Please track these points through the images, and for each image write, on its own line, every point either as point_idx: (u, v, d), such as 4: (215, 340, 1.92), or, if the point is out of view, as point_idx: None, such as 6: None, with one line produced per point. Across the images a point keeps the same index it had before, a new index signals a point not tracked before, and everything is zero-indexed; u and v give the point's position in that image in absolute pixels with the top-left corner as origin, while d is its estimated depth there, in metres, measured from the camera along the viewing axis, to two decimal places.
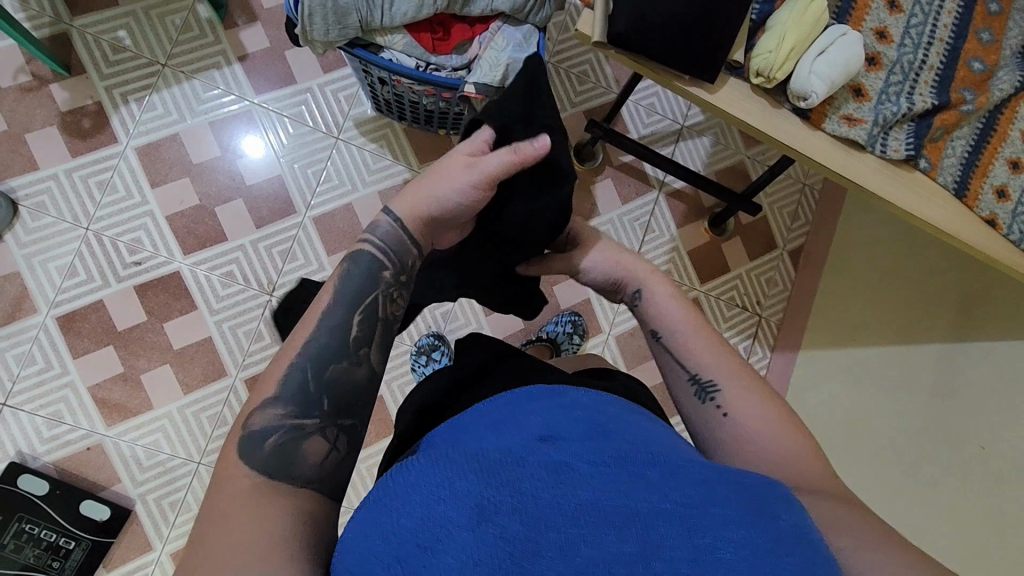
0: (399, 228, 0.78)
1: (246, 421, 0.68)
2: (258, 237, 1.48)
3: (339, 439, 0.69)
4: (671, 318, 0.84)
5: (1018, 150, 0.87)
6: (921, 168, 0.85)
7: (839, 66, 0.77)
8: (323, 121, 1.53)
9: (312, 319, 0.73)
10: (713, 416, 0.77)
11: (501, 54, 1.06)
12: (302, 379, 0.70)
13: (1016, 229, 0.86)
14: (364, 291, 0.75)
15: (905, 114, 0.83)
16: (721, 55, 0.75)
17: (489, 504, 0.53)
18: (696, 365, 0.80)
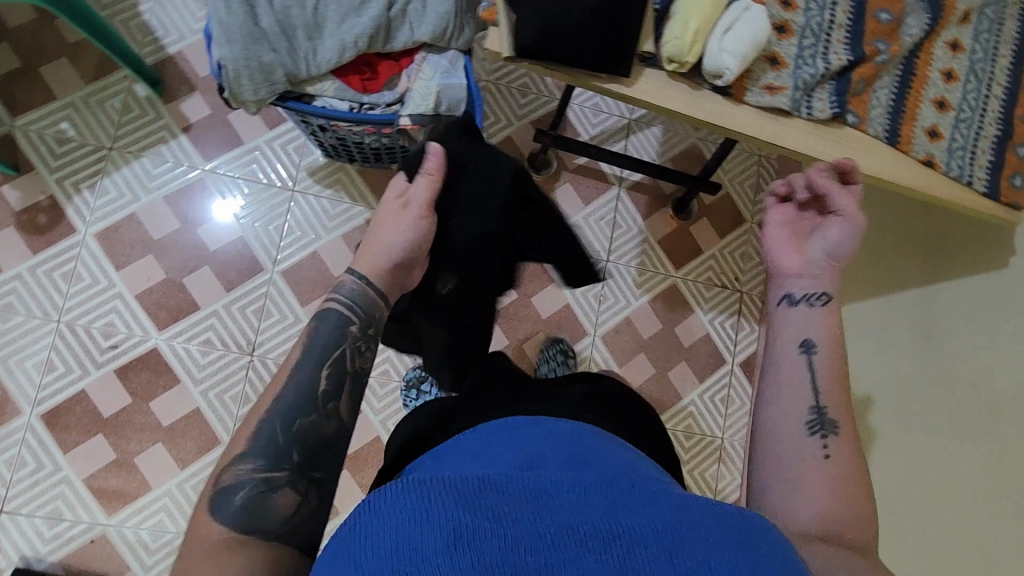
0: (364, 284, 0.87)
1: (219, 476, 0.72)
2: (229, 300, 1.49)
3: (307, 493, 0.73)
4: (823, 337, 0.79)
5: (940, 90, 0.89)
6: (850, 123, 0.86)
7: (748, 39, 0.78)
8: (276, 176, 1.54)
9: (284, 374, 0.79)
10: (814, 451, 0.73)
11: (430, 83, 1.08)
12: (271, 434, 0.74)
13: (952, 165, 0.88)
14: (331, 346, 0.82)
15: (823, 74, 0.85)
16: (629, 49, 0.77)
17: (466, 529, 0.51)
18: (827, 400, 0.75)
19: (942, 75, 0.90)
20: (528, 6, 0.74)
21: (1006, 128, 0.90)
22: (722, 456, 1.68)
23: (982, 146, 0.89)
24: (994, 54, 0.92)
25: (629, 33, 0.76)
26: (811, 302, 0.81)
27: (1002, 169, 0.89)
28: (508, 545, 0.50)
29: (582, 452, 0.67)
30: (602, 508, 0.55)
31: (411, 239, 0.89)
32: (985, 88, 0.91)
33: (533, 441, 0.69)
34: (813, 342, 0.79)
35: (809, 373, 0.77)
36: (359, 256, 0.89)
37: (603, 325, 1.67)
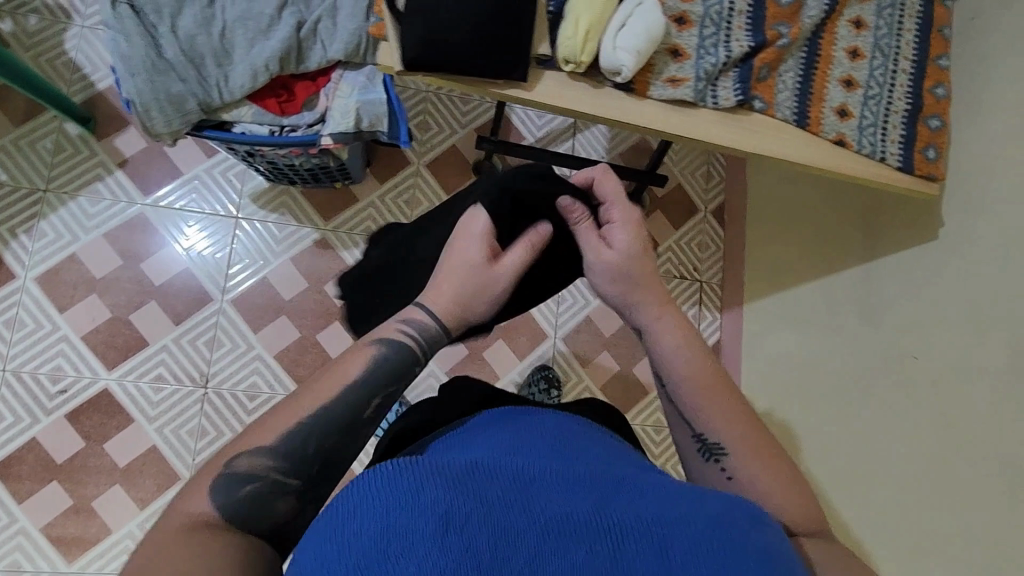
0: (435, 324, 0.77)
1: (234, 462, 0.66)
2: (179, 333, 1.47)
3: (307, 505, 0.68)
4: (677, 364, 0.78)
5: (846, 69, 0.89)
6: (757, 109, 0.86)
7: (642, 34, 0.77)
8: (219, 204, 1.53)
9: (336, 383, 0.71)
10: (716, 479, 0.74)
11: (349, 100, 1.06)
12: (301, 441, 0.68)
13: (864, 143, 0.88)
14: (386, 379, 0.74)
15: (726, 62, 0.84)
16: (522, 53, 0.77)
17: (455, 516, 0.48)
18: (704, 426, 0.76)
19: (847, 54, 0.90)
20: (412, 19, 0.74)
21: (915, 101, 0.91)
22: None
23: (892, 121, 0.90)
24: (898, 29, 0.92)
25: (521, 38, 0.76)
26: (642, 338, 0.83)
27: (915, 143, 0.90)
28: (498, 533, 0.48)
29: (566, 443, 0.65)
30: (596, 499, 0.53)
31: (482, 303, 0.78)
32: (892, 62, 0.91)
33: (516, 434, 0.66)
34: (664, 371, 0.80)
35: (676, 406, 0.79)
36: (433, 290, 0.78)
37: (563, 326, 1.66)
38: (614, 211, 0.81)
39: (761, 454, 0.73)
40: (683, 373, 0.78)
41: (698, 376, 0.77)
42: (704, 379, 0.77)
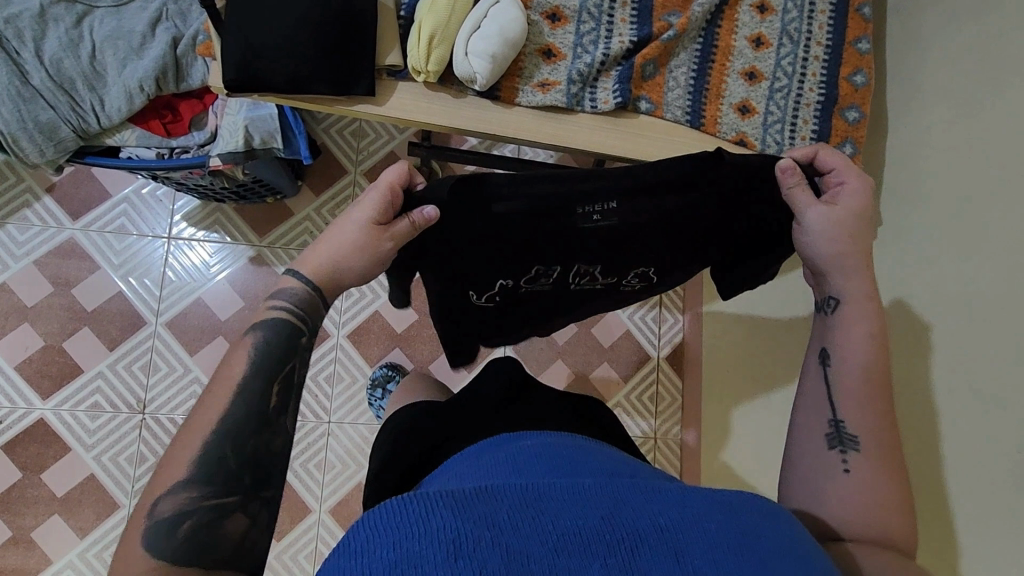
0: (309, 290, 0.70)
1: (152, 507, 0.56)
2: (113, 360, 1.45)
3: (260, 513, 0.60)
4: (855, 348, 0.69)
5: (748, 60, 0.84)
6: (643, 110, 0.83)
7: (494, 37, 0.77)
8: (148, 226, 1.50)
9: (226, 385, 0.63)
10: (830, 463, 0.66)
11: (237, 117, 1.00)
12: (218, 453, 0.59)
13: (767, 141, 0.83)
14: (278, 363, 0.66)
15: (603, 62, 0.82)
16: (358, 67, 0.79)
17: (466, 540, 0.43)
18: (847, 413, 0.67)
19: (750, 42, 0.85)
20: (238, 43, 0.77)
21: (829, 91, 0.84)
22: (657, 456, 1.58)
23: (803, 116, 0.84)
24: (809, 11, 0.85)
25: (358, 53, 0.79)
26: (824, 310, 0.72)
27: (829, 137, 0.84)
28: (512, 557, 0.42)
29: (572, 449, 0.59)
30: (604, 504, 0.47)
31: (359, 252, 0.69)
32: (802, 49, 0.85)
33: (528, 446, 0.60)
34: (833, 348, 0.70)
35: (830, 385, 0.69)
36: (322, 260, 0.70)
37: None
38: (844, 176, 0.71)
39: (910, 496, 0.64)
40: (864, 360, 0.68)
41: (874, 367, 0.68)
42: (882, 377, 0.68)
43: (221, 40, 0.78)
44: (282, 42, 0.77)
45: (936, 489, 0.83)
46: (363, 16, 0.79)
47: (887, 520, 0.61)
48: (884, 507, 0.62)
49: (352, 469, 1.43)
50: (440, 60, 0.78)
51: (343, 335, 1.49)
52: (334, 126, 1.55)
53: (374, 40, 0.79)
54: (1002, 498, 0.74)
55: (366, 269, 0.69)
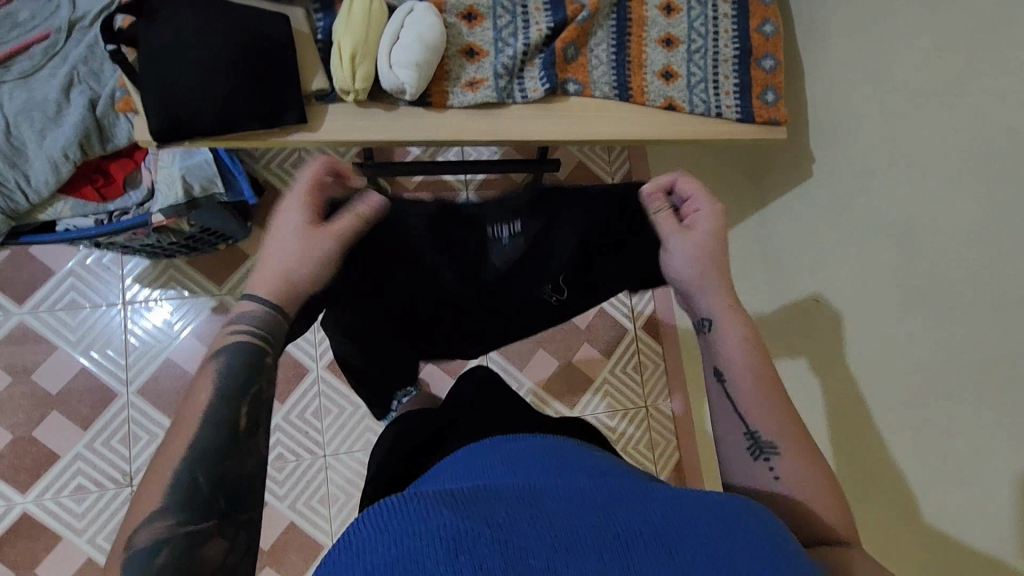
0: (265, 309, 0.68)
1: (128, 541, 0.56)
2: (90, 438, 1.40)
3: (237, 539, 0.59)
4: (738, 361, 0.73)
5: (663, 28, 0.87)
6: (572, 91, 0.85)
7: (415, 46, 0.77)
8: (100, 295, 1.46)
9: (196, 412, 0.62)
10: (761, 479, 0.68)
11: (172, 169, 0.98)
12: (189, 481, 0.58)
13: (694, 101, 0.86)
14: (246, 385, 0.65)
15: (526, 52, 0.84)
16: (287, 98, 0.78)
17: (467, 535, 0.44)
18: (756, 423, 0.70)
19: (661, 10, 0.88)
20: (159, 94, 0.76)
21: (742, 44, 0.88)
22: (652, 424, 1.62)
23: (723, 72, 0.87)
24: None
25: (285, 84, 0.78)
26: (701, 329, 0.76)
27: (751, 88, 0.87)
28: (510, 551, 0.43)
29: (562, 452, 0.61)
30: (598, 503, 0.49)
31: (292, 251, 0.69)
32: (711, 9, 0.88)
33: (525, 449, 0.61)
34: (722, 362, 0.74)
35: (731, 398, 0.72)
36: (263, 276, 0.70)
37: None
38: (698, 203, 0.77)
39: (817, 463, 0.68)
40: (745, 366, 0.73)
41: (757, 372, 0.72)
42: (769, 380, 0.72)
43: (140, 93, 0.77)
44: (205, 85, 0.76)
45: (908, 400, 0.89)
46: (280, 47, 0.79)
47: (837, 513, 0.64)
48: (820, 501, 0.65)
49: (356, 498, 1.42)
50: (366, 76, 0.78)
51: (323, 366, 1.47)
52: (274, 160, 1.53)
53: (296, 68, 0.79)
54: (970, 396, 0.80)
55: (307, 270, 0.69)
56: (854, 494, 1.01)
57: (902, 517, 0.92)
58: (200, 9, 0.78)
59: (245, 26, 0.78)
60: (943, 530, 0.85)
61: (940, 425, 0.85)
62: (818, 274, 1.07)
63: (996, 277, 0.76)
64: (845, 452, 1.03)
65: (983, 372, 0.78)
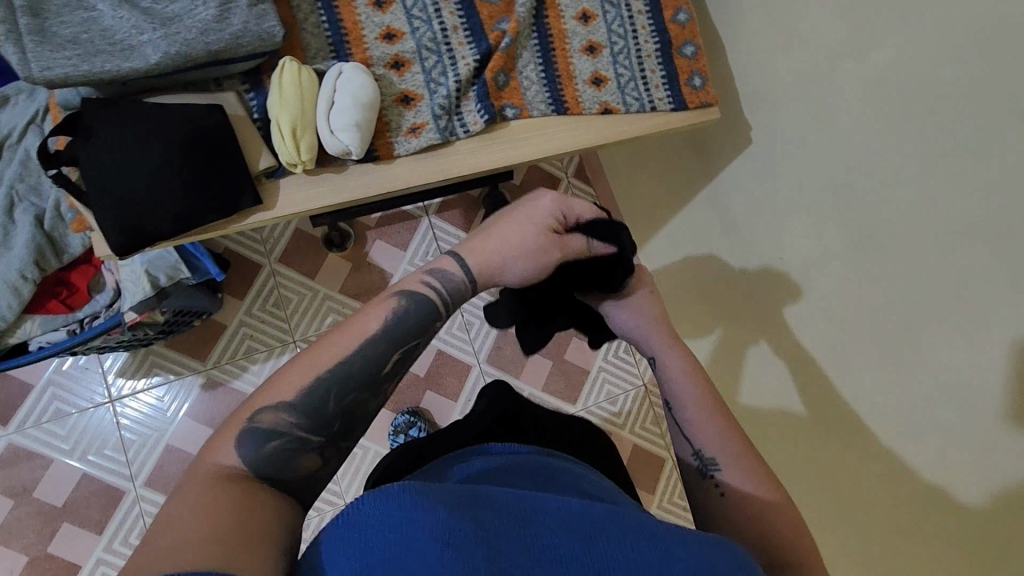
0: (464, 274, 0.82)
1: (252, 415, 0.67)
2: (107, 541, 1.38)
3: (331, 460, 0.70)
4: (682, 394, 0.87)
5: (584, 37, 0.90)
6: (511, 115, 0.88)
7: (351, 108, 0.79)
8: (85, 397, 1.43)
9: (358, 335, 0.74)
10: (708, 492, 0.79)
11: (134, 265, 0.98)
12: (321, 398, 0.69)
13: (627, 102, 0.90)
14: (405, 341, 0.76)
15: (459, 87, 0.86)
16: (237, 182, 0.80)
17: (457, 536, 0.48)
18: (700, 442, 0.83)
19: (578, 20, 0.90)
20: (109, 209, 0.76)
21: (662, 38, 0.91)
22: (653, 400, 1.67)
23: (648, 67, 0.91)
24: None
25: (231, 170, 0.79)
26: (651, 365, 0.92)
27: (678, 77, 0.91)
28: (493, 559, 0.48)
29: (552, 480, 0.66)
30: (583, 526, 0.52)
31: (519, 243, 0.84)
32: (625, 10, 0.91)
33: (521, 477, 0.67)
34: (671, 392, 0.88)
35: (678, 419, 0.86)
36: (473, 247, 0.84)
37: (482, 350, 1.62)
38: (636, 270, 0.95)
39: (756, 470, 0.80)
40: (691, 397, 0.86)
41: (700, 399, 0.86)
42: (712, 406, 0.86)
43: (90, 208, 0.77)
44: (152, 186, 0.77)
45: (873, 337, 0.93)
46: (219, 133, 0.79)
47: (776, 519, 0.74)
48: (762, 511, 0.75)
49: None
50: (310, 146, 0.80)
51: None
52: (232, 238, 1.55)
53: (240, 151, 0.80)
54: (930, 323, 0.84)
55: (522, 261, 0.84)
56: (838, 439, 1.02)
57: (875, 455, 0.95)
58: (129, 115, 0.77)
59: (178, 118, 0.78)
60: (919, 459, 0.88)
61: (905, 356, 0.88)
62: (773, 234, 1.11)
63: (937, 211, 0.81)
64: (821, 400, 1.06)
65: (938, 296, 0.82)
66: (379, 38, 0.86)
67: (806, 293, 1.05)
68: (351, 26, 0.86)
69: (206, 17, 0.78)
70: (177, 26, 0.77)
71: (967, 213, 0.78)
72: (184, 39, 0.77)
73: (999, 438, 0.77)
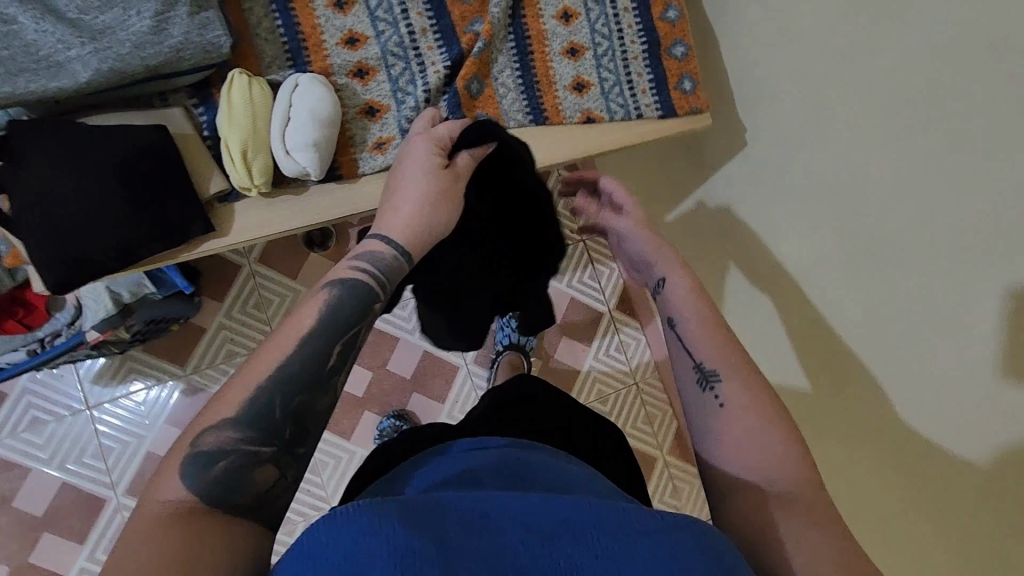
0: (393, 249, 0.78)
1: (195, 440, 0.62)
2: (90, 550, 1.37)
3: (288, 468, 0.65)
4: (679, 308, 0.83)
5: (564, 40, 0.93)
6: (487, 124, 0.92)
7: (305, 125, 0.82)
8: (62, 404, 1.40)
9: (296, 335, 0.69)
10: (708, 404, 0.75)
11: (94, 284, 0.95)
12: (267, 406, 0.65)
13: (608, 107, 0.94)
14: (349, 325, 0.72)
15: (427, 95, 0.91)
16: (190, 210, 0.83)
17: (413, 554, 0.46)
18: (700, 353, 0.78)
19: (559, 20, 0.93)
20: (48, 240, 0.77)
21: (652, 36, 0.94)
22: (645, 399, 1.64)
23: (635, 70, 0.95)
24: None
25: (182, 198, 0.82)
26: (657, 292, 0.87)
27: (666, 82, 0.95)
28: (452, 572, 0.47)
29: (521, 474, 0.66)
30: (547, 521, 0.52)
31: (423, 195, 0.80)
32: (607, 7, 0.94)
33: (497, 471, 0.66)
34: (670, 307, 0.84)
35: (677, 332, 0.82)
36: (388, 222, 0.79)
37: (469, 348, 1.58)
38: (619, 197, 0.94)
39: (753, 386, 0.75)
40: (689, 312, 0.82)
41: (699, 311, 0.82)
42: (709, 317, 0.82)
43: (32, 237, 0.77)
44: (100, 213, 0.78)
45: (880, 345, 0.91)
46: (167, 159, 0.81)
47: (769, 444, 0.70)
48: (768, 431, 0.71)
49: None
50: (263, 170, 0.83)
51: None
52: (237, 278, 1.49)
53: (189, 178, 0.83)
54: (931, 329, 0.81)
55: (440, 215, 0.81)
56: (847, 440, 1.04)
57: (891, 455, 0.94)
58: (62, 142, 0.77)
59: (124, 143, 0.79)
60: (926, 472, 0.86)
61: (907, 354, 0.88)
62: (781, 239, 1.11)
63: (942, 213, 0.79)
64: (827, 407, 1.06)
65: (937, 295, 0.81)
66: (341, 42, 0.89)
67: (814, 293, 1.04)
68: (311, 33, 0.89)
69: (141, 30, 0.79)
70: (109, 39, 0.79)
71: (967, 211, 0.76)
72: (117, 55, 0.79)
73: (993, 438, 0.76)
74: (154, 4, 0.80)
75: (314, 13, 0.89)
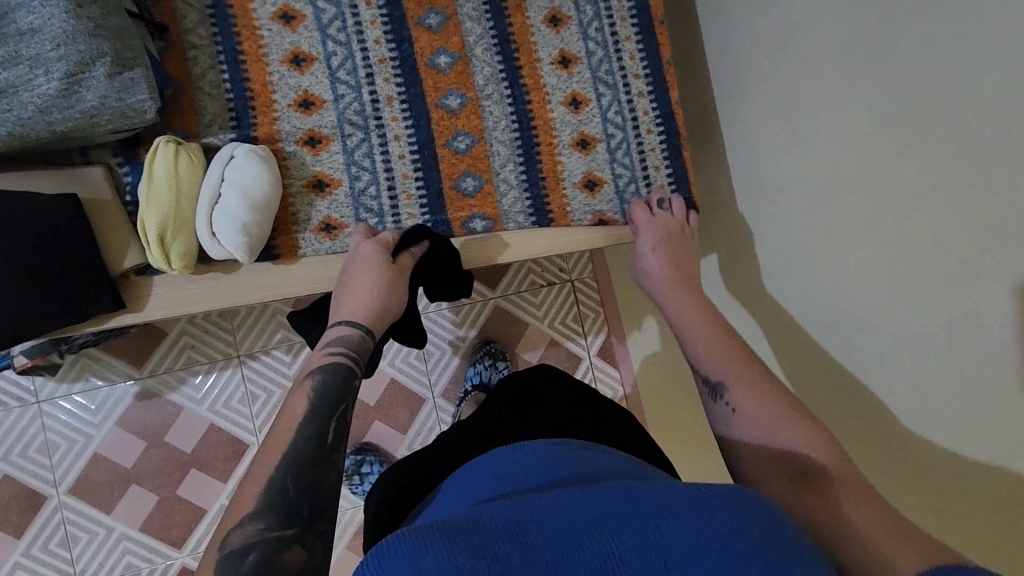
0: (358, 332, 0.85)
1: (222, 540, 0.62)
2: (26, 545, 1.34)
3: (316, 546, 0.64)
4: (693, 327, 0.93)
5: (574, 134, 1.09)
6: (487, 221, 1.04)
7: (234, 208, 0.89)
8: (14, 394, 1.35)
9: (290, 425, 0.72)
10: (722, 412, 0.82)
11: None
12: (281, 489, 0.66)
13: (615, 207, 1.09)
14: (336, 400, 0.76)
15: (388, 170, 1.02)
16: (103, 284, 0.86)
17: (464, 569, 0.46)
18: (711, 370, 0.87)
19: (569, 108, 1.09)
20: None
21: (673, 127, 1.11)
22: None
23: (651, 166, 1.11)
24: (619, 62, 1.10)
25: (96, 272, 0.85)
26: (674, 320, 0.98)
27: (685, 177, 1.12)
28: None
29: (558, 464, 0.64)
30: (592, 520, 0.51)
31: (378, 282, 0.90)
32: (613, 96, 1.10)
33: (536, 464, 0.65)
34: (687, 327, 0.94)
35: (695, 348, 0.91)
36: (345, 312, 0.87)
37: (438, 379, 1.52)
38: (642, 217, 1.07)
39: (760, 385, 0.82)
40: (701, 334, 0.92)
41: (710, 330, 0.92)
42: (717, 332, 0.92)
43: None
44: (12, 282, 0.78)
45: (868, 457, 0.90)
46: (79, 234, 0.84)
47: (792, 428, 0.75)
48: (780, 415, 0.77)
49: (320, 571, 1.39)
50: (181, 254, 0.88)
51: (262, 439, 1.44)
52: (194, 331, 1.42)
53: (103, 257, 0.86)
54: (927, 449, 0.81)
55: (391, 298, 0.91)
56: None
57: None
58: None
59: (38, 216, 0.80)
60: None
61: (889, 458, 0.87)
62: (774, 334, 1.11)
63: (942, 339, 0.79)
64: None
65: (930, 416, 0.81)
66: (292, 104, 0.99)
67: (805, 395, 1.03)
68: (261, 91, 0.99)
69: (48, 93, 0.80)
70: (11, 100, 0.78)
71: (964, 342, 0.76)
72: (17, 118, 0.79)
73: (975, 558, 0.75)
74: (65, 65, 0.80)
75: (267, 70, 0.99)
